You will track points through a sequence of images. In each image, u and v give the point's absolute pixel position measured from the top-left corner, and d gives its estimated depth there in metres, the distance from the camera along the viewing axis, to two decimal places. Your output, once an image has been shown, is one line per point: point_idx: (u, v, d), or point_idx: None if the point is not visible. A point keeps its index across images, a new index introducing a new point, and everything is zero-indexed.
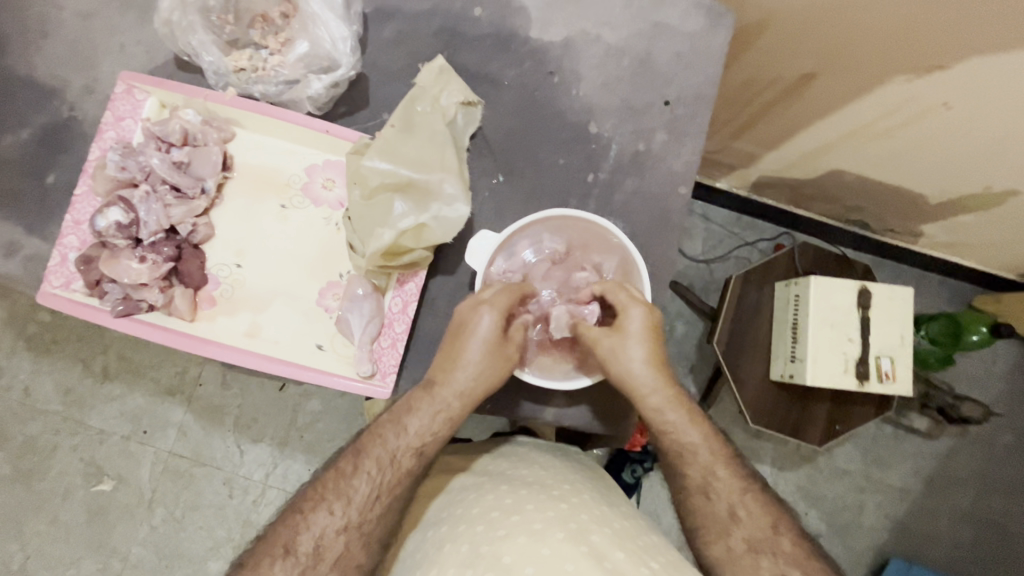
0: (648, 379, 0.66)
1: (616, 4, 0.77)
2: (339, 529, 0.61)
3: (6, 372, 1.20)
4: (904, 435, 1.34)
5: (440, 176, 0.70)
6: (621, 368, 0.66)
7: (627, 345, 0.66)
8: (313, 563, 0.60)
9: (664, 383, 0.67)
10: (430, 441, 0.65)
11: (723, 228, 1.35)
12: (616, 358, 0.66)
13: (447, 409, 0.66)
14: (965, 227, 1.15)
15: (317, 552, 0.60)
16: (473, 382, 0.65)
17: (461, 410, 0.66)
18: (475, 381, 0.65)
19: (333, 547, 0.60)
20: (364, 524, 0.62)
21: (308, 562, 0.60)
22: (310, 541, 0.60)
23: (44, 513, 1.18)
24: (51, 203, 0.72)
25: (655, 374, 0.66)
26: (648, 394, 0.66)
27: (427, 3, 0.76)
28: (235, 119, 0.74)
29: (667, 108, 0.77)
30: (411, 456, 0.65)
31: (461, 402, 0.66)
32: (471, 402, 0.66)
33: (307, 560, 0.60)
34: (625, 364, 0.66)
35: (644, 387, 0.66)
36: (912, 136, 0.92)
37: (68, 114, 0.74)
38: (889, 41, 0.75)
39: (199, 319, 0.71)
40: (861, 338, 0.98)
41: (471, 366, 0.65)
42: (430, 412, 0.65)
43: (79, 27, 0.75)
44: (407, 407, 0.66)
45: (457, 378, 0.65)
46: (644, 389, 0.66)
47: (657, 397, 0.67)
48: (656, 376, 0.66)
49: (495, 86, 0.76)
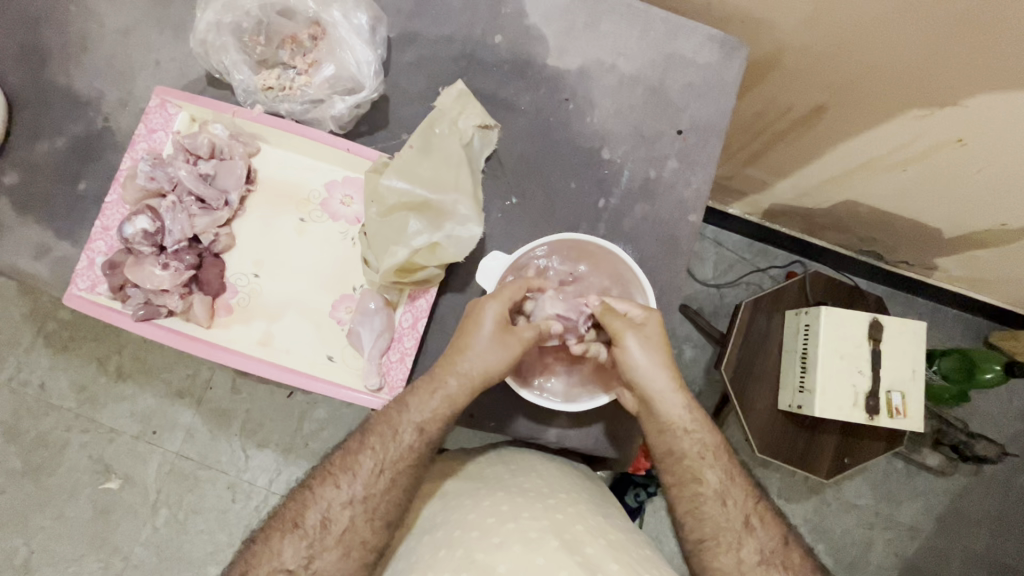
0: (659, 392, 0.66)
1: (632, 35, 0.79)
2: (344, 503, 0.63)
3: (24, 368, 1.23)
4: (915, 471, 1.32)
5: (455, 197, 0.72)
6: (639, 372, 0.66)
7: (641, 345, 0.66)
8: (319, 536, 0.61)
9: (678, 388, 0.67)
10: (431, 420, 0.65)
11: (734, 253, 1.35)
12: (634, 361, 0.66)
13: (446, 388, 0.66)
14: (979, 262, 1.14)
15: (324, 525, 0.62)
16: (483, 373, 0.65)
17: (457, 389, 0.65)
18: (487, 369, 0.65)
19: (339, 521, 0.62)
20: (368, 499, 0.63)
21: (316, 535, 0.61)
22: (318, 514, 0.62)
23: (51, 509, 1.20)
24: (81, 208, 0.75)
25: (671, 377, 0.66)
26: (665, 398, 0.66)
27: (449, 30, 0.78)
28: (260, 135, 0.77)
29: (679, 137, 0.79)
30: (413, 432, 0.65)
31: (466, 390, 0.65)
32: (468, 385, 0.65)
33: (315, 533, 0.61)
34: (641, 369, 0.66)
35: (662, 389, 0.66)
36: (925, 170, 0.92)
37: (102, 124, 0.78)
38: (902, 77, 0.76)
39: (215, 325, 0.73)
40: (872, 371, 0.97)
41: (482, 356, 0.65)
42: (432, 391, 0.66)
43: (118, 43, 0.79)
44: (414, 393, 0.67)
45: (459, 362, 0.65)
46: (661, 392, 0.66)
47: (675, 399, 0.66)
48: (672, 379, 0.66)
49: (512, 110, 0.78)
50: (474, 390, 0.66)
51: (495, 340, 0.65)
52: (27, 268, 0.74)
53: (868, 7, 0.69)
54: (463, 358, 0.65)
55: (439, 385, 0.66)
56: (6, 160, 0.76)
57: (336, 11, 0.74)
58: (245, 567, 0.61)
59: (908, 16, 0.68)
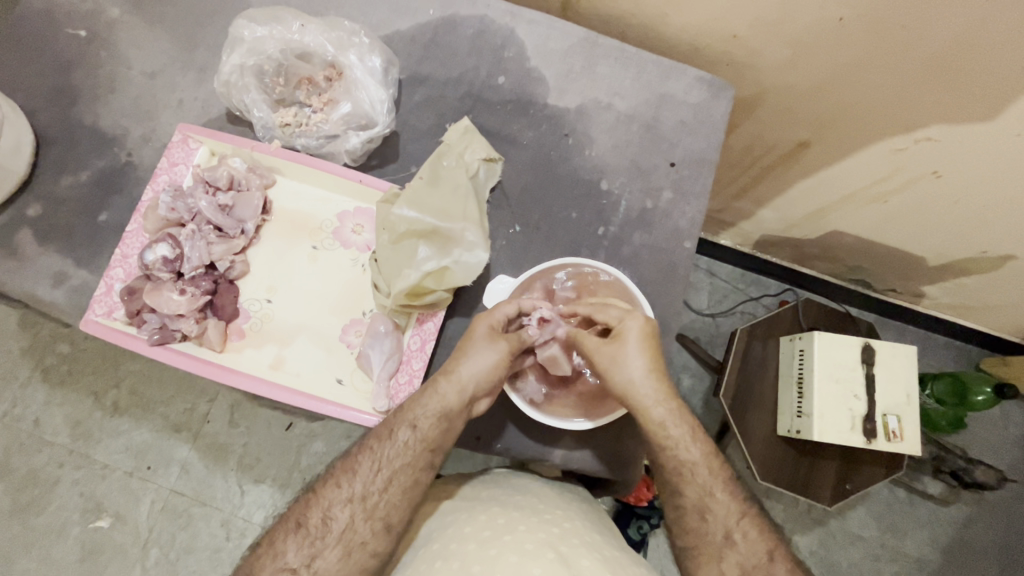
0: (675, 427, 0.67)
1: (626, 77, 0.85)
2: (345, 502, 0.64)
3: (20, 403, 1.23)
4: (917, 500, 1.32)
5: (462, 225, 0.75)
6: (623, 375, 0.66)
7: (627, 351, 0.66)
8: (321, 535, 0.63)
9: (665, 394, 0.67)
10: (423, 417, 0.66)
11: (728, 283, 1.40)
12: (615, 368, 0.67)
13: (437, 390, 0.66)
14: (963, 289, 1.18)
15: (325, 524, 0.64)
16: (475, 382, 0.66)
17: (457, 402, 0.66)
18: (478, 378, 0.66)
19: (339, 519, 0.64)
20: (367, 498, 0.64)
21: (317, 534, 0.63)
22: (320, 514, 0.64)
23: (37, 550, 1.17)
24: (100, 239, 0.78)
25: (655, 384, 0.67)
26: (656, 410, 0.66)
27: (455, 72, 0.84)
28: (277, 168, 0.81)
29: (673, 169, 0.83)
30: (407, 431, 0.66)
31: (457, 398, 0.66)
32: (469, 398, 0.66)
33: (317, 531, 0.63)
34: (625, 372, 0.66)
35: (668, 431, 0.67)
36: (905, 200, 0.97)
37: (126, 159, 0.81)
38: (874, 115, 0.83)
39: (227, 349, 0.75)
40: (867, 395, 0.99)
41: (473, 362, 0.67)
42: (424, 392, 0.67)
43: (144, 85, 0.83)
44: (413, 399, 0.68)
45: (462, 372, 0.66)
46: (660, 417, 0.67)
47: (682, 434, 0.67)
48: (657, 384, 0.67)
49: (514, 145, 0.83)
50: (465, 399, 0.66)
51: (486, 346, 0.67)
52: (45, 295, 0.76)
53: (842, 52, 0.75)
54: (460, 364, 0.67)
55: (431, 396, 0.66)
56: (30, 193, 0.79)
57: (352, 54, 0.79)
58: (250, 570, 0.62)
59: (878, 60, 0.74)
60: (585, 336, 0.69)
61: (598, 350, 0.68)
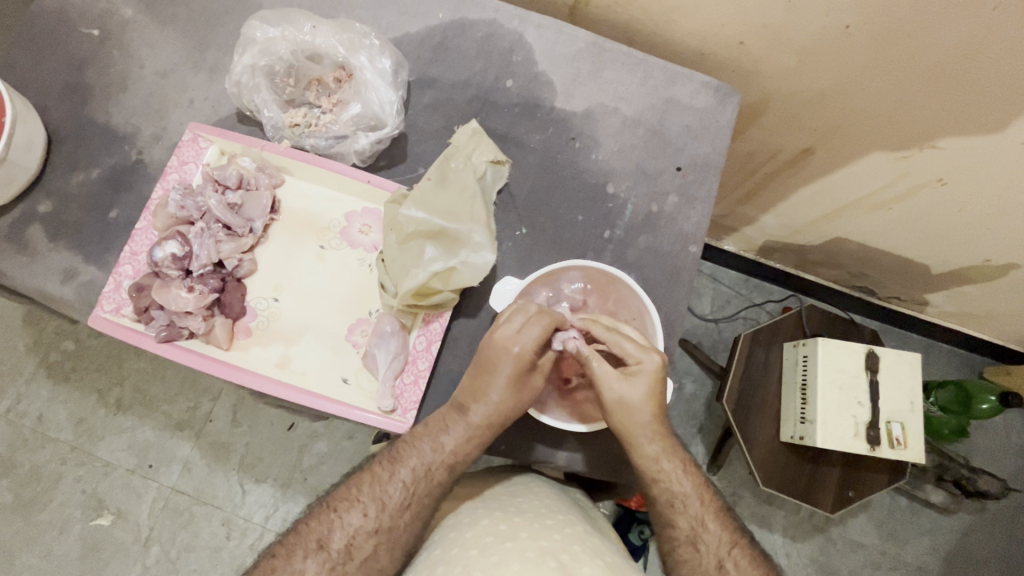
0: (670, 465, 0.69)
1: (633, 82, 0.85)
2: (370, 530, 0.65)
3: (23, 399, 1.23)
4: (920, 509, 1.31)
5: (469, 227, 0.75)
6: (624, 413, 0.67)
7: (632, 389, 0.67)
8: (342, 560, 0.64)
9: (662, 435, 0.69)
10: (462, 461, 0.68)
11: (731, 289, 1.40)
12: (619, 403, 0.67)
13: (479, 434, 0.68)
14: (967, 298, 1.18)
15: (348, 551, 0.64)
16: (501, 398, 0.67)
17: (490, 433, 0.68)
18: (504, 395, 0.67)
19: (362, 547, 0.65)
20: (394, 529, 0.66)
21: (339, 559, 0.64)
22: (343, 539, 0.65)
23: (38, 546, 1.17)
24: (110, 236, 0.79)
25: (653, 424, 0.68)
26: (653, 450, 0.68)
27: (463, 75, 0.85)
28: (285, 167, 0.81)
29: (679, 174, 0.84)
30: (443, 472, 0.68)
31: (485, 418, 0.68)
32: (500, 426, 0.69)
33: (339, 557, 0.64)
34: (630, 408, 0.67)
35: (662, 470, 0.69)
36: (910, 208, 0.98)
37: (136, 157, 0.82)
38: (879, 124, 0.83)
39: (234, 347, 0.75)
40: (871, 402, 0.99)
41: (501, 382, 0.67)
42: (458, 426, 0.68)
43: (155, 84, 0.84)
44: (438, 420, 0.70)
45: (491, 394, 0.67)
46: (654, 457, 0.68)
47: (677, 468, 0.69)
48: (658, 428, 0.68)
49: (521, 147, 0.83)
50: (494, 424, 0.68)
51: (513, 363, 0.66)
52: (54, 291, 0.76)
53: (849, 58, 0.76)
54: (485, 387, 0.67)
55: (465, 428, 0.68)
56: (41, 190, 0.80)
57: (362, 56, 0.80)
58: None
59: (884, 68, 0.75)
60: (598, 364, 0.68)
61: (612, 382, 0.67)
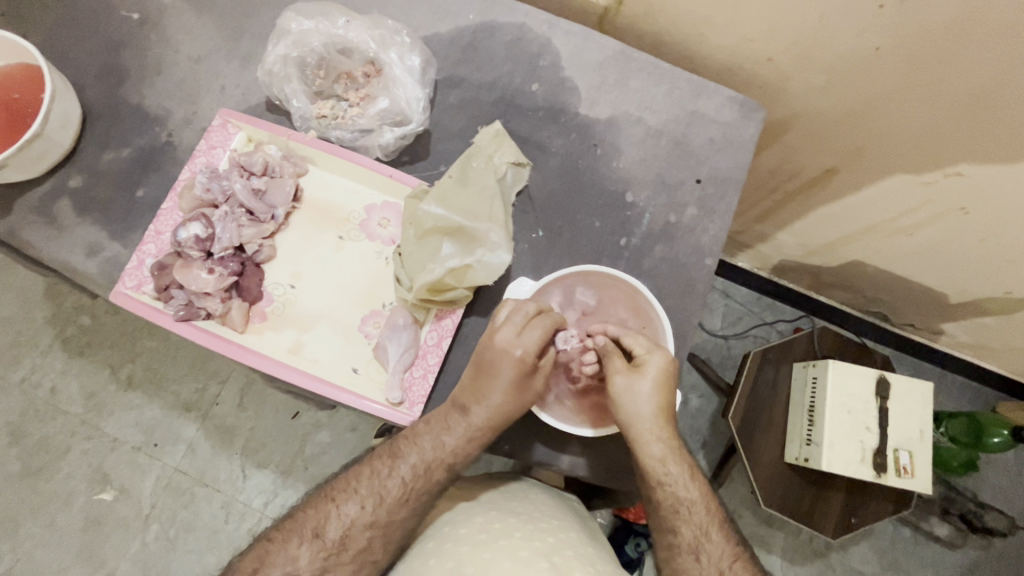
0: (676, 478, 0.68)
1: (658, 92, 0.86)
2: (367, 523, 0.66)
3: (37, 370, 1.26)
4: (923, 541, 1.29)
5: (487, 226, 0.76)
6: (632, 408, 0.67)
7: (640, 383, 0.68)
8: (336, 551, 0.64)
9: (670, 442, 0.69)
10: (461, 460, 0.69)
11: (743, 306, 1.39)
12: (627, 397, 0.68)
13: (480, 434, 0.68)
14: (984, 329, 1.16)
15: (343, 542, 0.65)
16: (500, 400, 0.67)
17: (491, 433, 0.69)
18: (505, 397, 0.67)
19: (357, 539, 0.65)
20: (389, 523, 0.66)
21: (334, 549, 0.64)
22: (338, 530, 0.65)
23: (41, 516, 1.19)
24: (136, 215, 0.80)
25: (659, 421, 0.68)
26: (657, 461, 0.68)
27: (490, 77, 0.86)
28: (310, 158, 0.83)
29: (698, 186, 0.84)
30: (442, 470, 0.68)
31: (486, 418, 0.68)
32: (501, 428, 0.69)
33: (333, 547, 0.65)
34: (637, 406, 0.67)
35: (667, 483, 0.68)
36: (931, 233, 0.96)
37: (166, 139, 0.84)
38: (903, 146, 0.83)
39: (248, 330, 0.76)
40: (879, 428, 0.98)
41: (500, 385, 0.67)
42: (459, 425, 0.69)
43: (189, 69, 0.86)
44: (440, 418, 0.70)
45: (492, 396, 0.67)
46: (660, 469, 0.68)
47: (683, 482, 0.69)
48: (666, 433, 0.69)
49: (543, 151, 0.84)
50: (495, 424, 0.68)
51: (513, 363, 0.67)
52: (79, 265, 0.78)
53: (875, 79, 0.76)
54: (486, 389, 0.67)
55: (466, 427, 0.68)
56: (73, 166, 0.82)
57: (393, 53, 0.81)
58: (258, 564, 0.63)
59: (911, 90, 0.74)
60: (613, 358, 0.70)
61: (618, 375, 0.68)
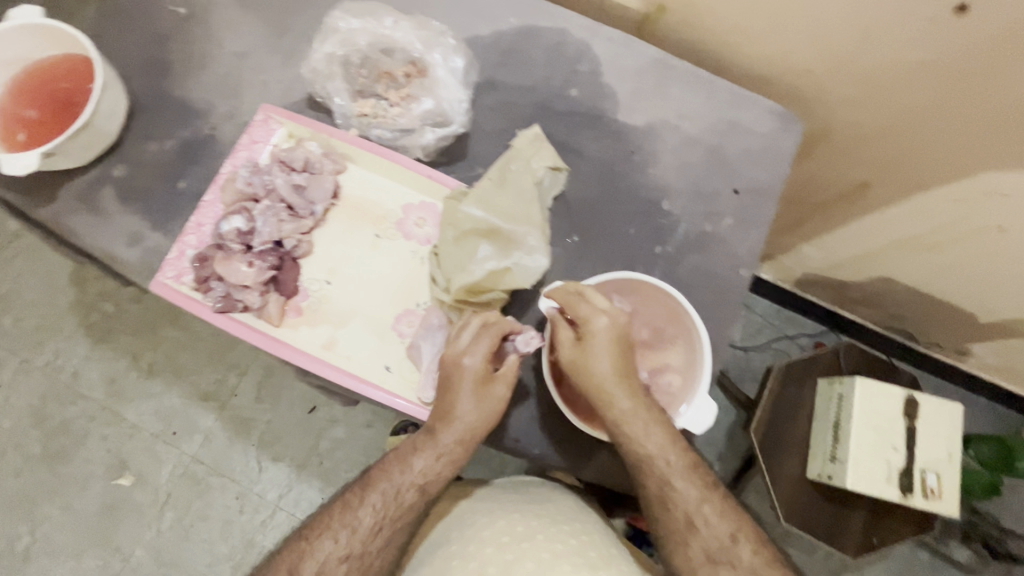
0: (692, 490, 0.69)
1: (697, 100, 0.85)
2: (341, 557, 0.66)
3: (61, 355, 1.27)
4: (941, 565, 1.27)
5: (525, 229, 0.75)
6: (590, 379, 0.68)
7: (592, 358, 0.67)
8: None
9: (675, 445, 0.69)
10: (432, 480, 0.68)
11: (765, 318, 1.38)
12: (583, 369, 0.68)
13: (447, 453, 0.68)
14: (1015, 352, 1.14)
15: None
16: (472, 414, 0.67)
17: (461, 450, 0.68)
18: (473, 411, 0.67)
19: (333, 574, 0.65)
20: (365, 554, 0.66)
21: None
22: (314, 567, 0.65)
23: (59, 498, 1.21)
24: (177, 206, 0.81)
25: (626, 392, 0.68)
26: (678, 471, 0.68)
27: (529, 80, 0.86)
28: (349, 155, 0.83)
29: (735, 196, 0.83)
30: (413, 492, 0.68)
31: (456, 436, 0.67)
32: (470, 444, 0.68)
33: None
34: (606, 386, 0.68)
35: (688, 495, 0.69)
36: (965, 252, 0.95)
37: (208, 132, 0.85)
38: (938, 164, 0.82)
39: (284, 324, 0.77)
40: (907, 448, 0.96)
41: (466, 396, 0.67)
42: (424, 445, 0.68)
43: (232, 63, 0.87)
44: (411, 444, 0.70)
45: (460, 411, 0.67)
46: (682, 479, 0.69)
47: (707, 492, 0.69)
48: (661, 431, 0.68)
49: (579, 156, 0.84)
50: (466, 438, 0.68)
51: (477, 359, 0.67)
52: (119, 253, 0.79)
53: (916, 94, 0.75)
54: (452, 404, 0.67)
55: (433, 445, 0.68)
56: (115, 155, 0.83)
57: (437, 53, 0.83)
58: None
59: (950, 106, 0.74)
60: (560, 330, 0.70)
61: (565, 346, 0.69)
